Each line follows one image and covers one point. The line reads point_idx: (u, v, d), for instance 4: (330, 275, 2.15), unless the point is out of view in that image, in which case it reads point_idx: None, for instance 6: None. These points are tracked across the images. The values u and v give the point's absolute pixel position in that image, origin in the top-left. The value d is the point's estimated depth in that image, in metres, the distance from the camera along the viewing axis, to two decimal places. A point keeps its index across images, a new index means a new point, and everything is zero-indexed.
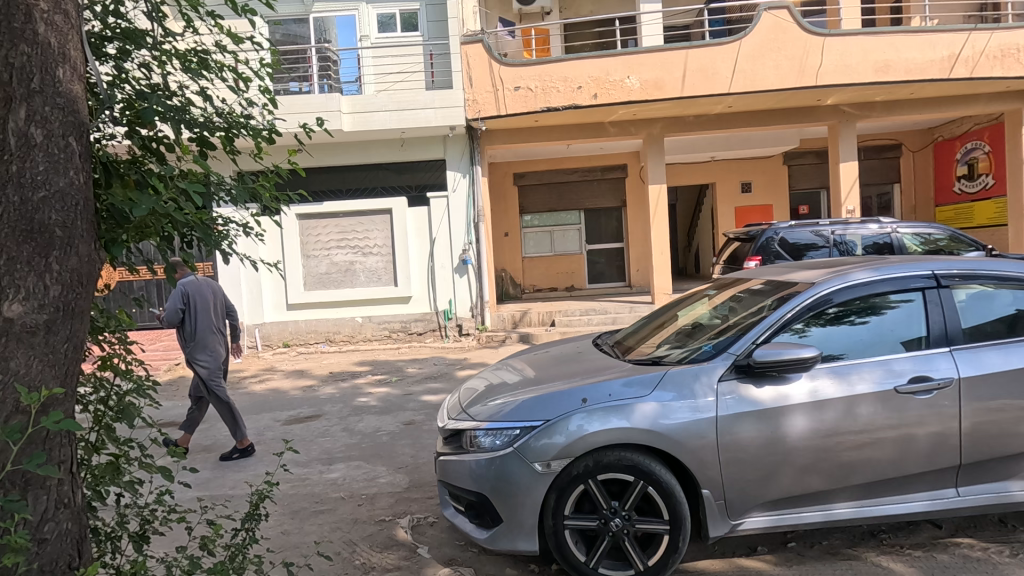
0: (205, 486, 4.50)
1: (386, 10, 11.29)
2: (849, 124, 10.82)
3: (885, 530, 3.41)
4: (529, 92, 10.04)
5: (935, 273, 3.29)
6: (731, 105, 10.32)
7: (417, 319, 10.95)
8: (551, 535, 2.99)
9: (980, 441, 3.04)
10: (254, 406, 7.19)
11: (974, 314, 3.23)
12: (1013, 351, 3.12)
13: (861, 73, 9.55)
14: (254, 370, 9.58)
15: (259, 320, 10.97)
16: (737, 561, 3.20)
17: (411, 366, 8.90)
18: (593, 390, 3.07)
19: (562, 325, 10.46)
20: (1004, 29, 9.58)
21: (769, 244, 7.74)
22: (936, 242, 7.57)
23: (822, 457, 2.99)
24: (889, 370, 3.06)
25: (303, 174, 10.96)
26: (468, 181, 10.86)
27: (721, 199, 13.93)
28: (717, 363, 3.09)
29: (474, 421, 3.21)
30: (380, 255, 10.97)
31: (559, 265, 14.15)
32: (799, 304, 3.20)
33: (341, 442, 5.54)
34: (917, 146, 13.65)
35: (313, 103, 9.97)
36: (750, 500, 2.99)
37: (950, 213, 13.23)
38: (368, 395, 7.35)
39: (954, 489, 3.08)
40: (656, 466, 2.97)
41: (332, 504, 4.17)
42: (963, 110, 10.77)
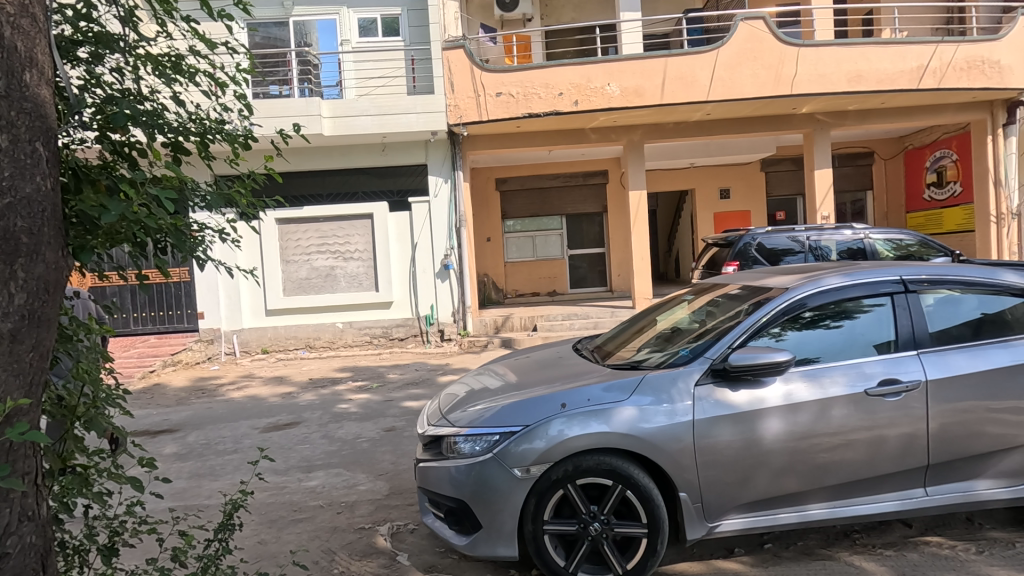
0: (179, 496, 4.42)
1: (367, 15, 11.25)
2: (824, 132, 11.06)
3: (859, 530, 3.48)
4: (510, 98, 10.08)
5: (904, 278, 3.38)
6: (710, 112, 10.50)
7: (398, 325, 10.91)
8: (531, 540, 2.99)
9: (947, 442, 3.13)
10: (231, 413, 7.08)
11: (941, 318, 3.33)
12: (978, 354, 3.22)
13: (834, 82, 9.80)
14: (232, 377, 9.43)
15: (238, 326, 10.82)
16: (715, 563, 3.24)
17: (393, 372, 8.82)
18: (572, 395, 3.09)
19: (545, 330, 10.47)
20: (969, 42, 9.91)
21: (747, 249, 7.88)
22: (907, 247, 7.75)
23: (797, 459, 3.05)
24: (860, 372, 3.14)
25: (279, 179, 10.87)
26: (450, 185, 10.83)
27: (701, 205, 14.14)
28: (693, 367, 3.13)
29: (455, 427, 3.21)
30: (361, 260, 10.90)
31: (541, 270, 14.21)
32: (773, 309, 3.26)
33: (321, 449, 5.48)
34: (888, 154, 14.05)
35: (293, 108, 9.90)
36: (727, 503, 3.03)
37: (920, 219, 13.51)
38: (348, 401, 7.28)
39: (923, 489, 3.16)
40: (634, 469, 3.00)
41: (311, 512, 4.12)
42: (932, 120, 11.12)
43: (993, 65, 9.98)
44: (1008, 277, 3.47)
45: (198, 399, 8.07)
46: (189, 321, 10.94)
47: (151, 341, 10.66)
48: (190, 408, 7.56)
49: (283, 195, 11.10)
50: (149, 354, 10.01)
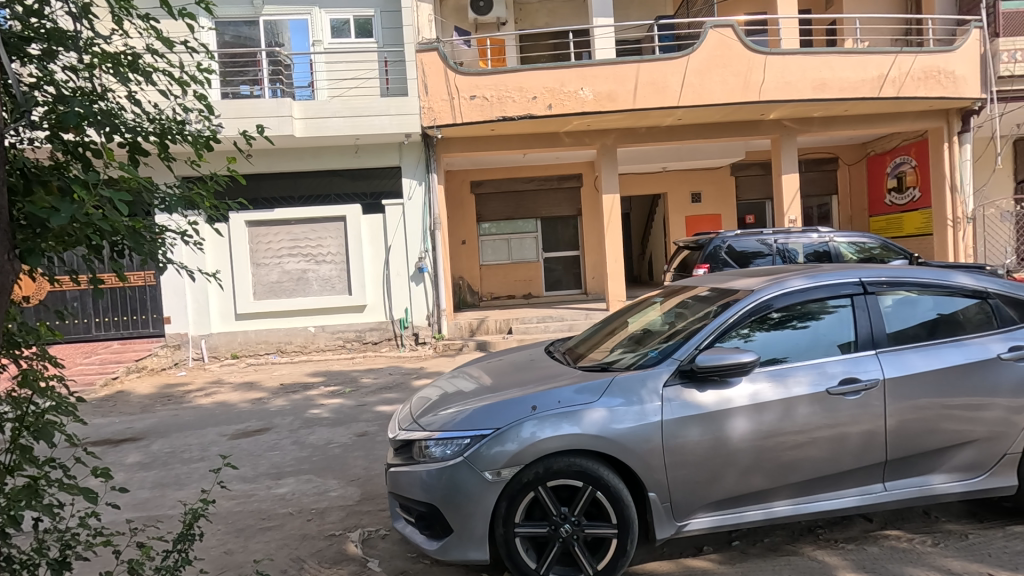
0: (139, 507, 4.28)
1: (340, 16, 11.15)
2: (790, 138, 11.35)
3: (822, 526, 3.57)
4: (484, 101, 10.09)
5: (864, 280, 3.50)
6: (681, 117, 10.68)
7: (372, 328, 10.79)
8: (503, 543, 3.00)
9: (905, 438, 3.23)
10: (198, 420, 6.91)
11: (898, 318, 3.44)
12: (934, 353, 3.33)
13: (800, 89, 10.06)
14: (200, 383, 9.19)
15: (206, 331, 10.58)
16: (684, 562, 3.28)
17: (366, 377, 8.72)
18: (543, 397, 3.10)
19: (519, 333, 10.49)
20: (926, 53, 10.30)
21: (717, 251, 8.04)
22: (870, 250, 7.98)
23: (763, 457, 3.11)
24: (822, 372, 3.22)
25: (244, 182, 10.64)
26: (424, 188, 10.78)
27: (673, 208, 14.36)
28: (662, 368, 3.18)
29: (426, 431, 3.20)
30: (333, 263, 10.78)
31: (516, 273, 14.24)
32: (741, 309, 3.34)
33: (291, 456, 5.39)
34: (852, 160, 14.52)
35: (263, 109, 9.70)
36: (694, 502, 3.08)
37: (882, 223, 13.91)
38: (320, 406, 7.17)
39: (882, 484, 3.26)
40: (604, 470, 3.03)
41: (279, 520, 4.04)
42: (892, 127, 11.50)
43: (948, 75, 10.40)
44: (961, 278, 3.61)
45: (164, 406, 7.85)
46: (154, 325, 10.62)
47: (114, 347, 10.36)
48: (155, 415, 7.35)
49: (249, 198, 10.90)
50: (112, 360, 9.69)
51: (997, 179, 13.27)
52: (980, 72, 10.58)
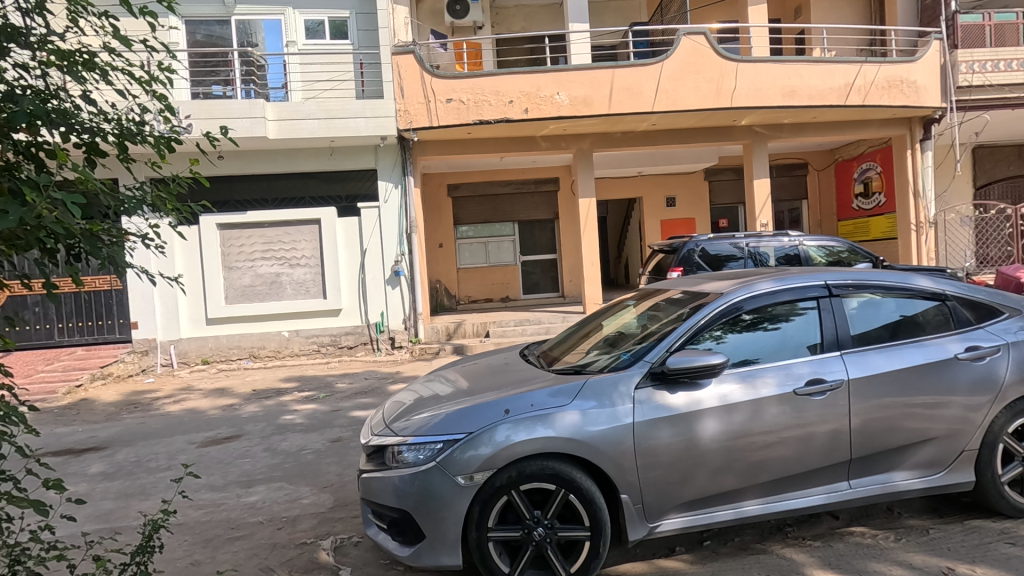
0: (100, 519, 4.15)
1: (315, 17, 11.02)
2: (762, 144, 11.58)
3: (791, 524, 3.64)
4: (461, 104, 10.09)
5: (829, 283, 3.59)
6: (656, 123, 10.82)
7: (347, 333, 10.65)
8: (476, 548, 2.98)
9: (869, 437, 3.32)
10: (166, 428, 6.73)
11: (862, 320, 3.54)
12: (897, 354, 3.43)
13: (770, 96, 10.30)
14: (169, 390, 8.95)
15: (175, 336, 10.32)
16: (657, 562, 3.31)
17: (341, 382, 8.60)
18: (516, 401, 3.10)
19: (497, 336, 10.50)
20: (890, 63, 10.64)
21: (691, 255, 8.17)
22: (838, 254, 8.18)
23: (732, 457, 3.16)
24: (790, 373, 3.29)
25: (206, 184, 10.39)
26: (400, 191, 10.69)
27: (648, 212, 14.55)
28: (633, 371, 3.21)
29: (398, 436, 3.17)
30: (308, 267, 10.64)
31: (494, 276, 14.24)
32: (711, 312, 3.39)
33: (262, 463, 5.29)
34: (821, 166, 14.91)
35: (234, 109, 9.51)
36: (666, 503, 3.11)
37: (849, 227, 14.28)
38: (293, 412, 7.05)
39: (847, 482, 3.34)
40: (577, 473, 3.04)
41: (249, 529, 3.96)
42: (859, 134, 11.81)
43: (910, 85, 10.77)
44: (921, 281, 3.73)
45: (130, 414, 7.62)
46: (121, 331, 10.33)
47: (78, 353, 10.02)
48: (120, 423, 7.13)
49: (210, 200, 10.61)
50: (75, 367, 9.38)
51: (957, 185, 13.77)
52: (939, 83, 11.03)
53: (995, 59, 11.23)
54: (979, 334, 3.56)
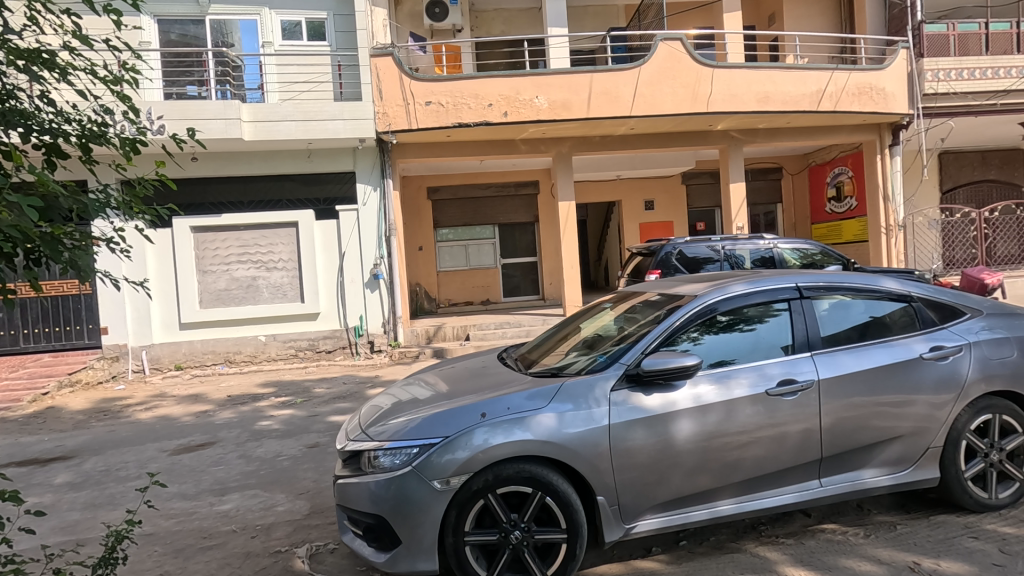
0: (65, 530, 4.03)
1: (291, 18, 10.90)
2: (737, 148, 11.76)
3: (765, 522, 3.69)
4: (439, 107, 10.07)
5: (801, 285, 3.66)
6: (634, 127, 10.92)
7: (325, 337, 10.53)
8: (452, 553, 2.97)
9: (839, 436, 3.39)
10: (137, 436, 6.56)
11: (833, 321, 3.61)
12: (866, 354, 3.51)
13: (744, 102, 10.47)
14: (141, 396, 8.74)
15: (147, 341, 10.08)
16: (633, 563, 3.33)
17: (319, 386, 8.49)
18: (492, 404, 3.10)
19: (477, 339, 10.49)
20: (860, 70, 10.92)
21: (668, 258, 8.29)
22: (811, 256, 8.35)
23: (707, 457, 3.20)
24: (763, 373, 3.35)
25: (173, 186, 10.14)
26: (379, 194, 10.62)
27: (627, 215, 14.69)
28: (609, 373, 3.24)
29: (375, 441, 3.14)
30: (285, 270, 10.50)
31: (474, 279, 14.22)
32: (687, 313, 3.44)
33: (236, 470, 5.18)
34: (795, 170, 15.24)
35: (208, 110, 9.35)
36: (642, 504, 3.14)
37: (822, 230, 14.58)
38: (269, 418, 6.94)
39: (818, 480, 3.40)
40: (554, 476, 3.04)
41: (222, 538, 3.88)
42: (831, 139, 12.09)
43: (879, 92, 11.07)
44: (888, 283, 3.82)
45: (99, 421, 7.42)
46: (91, 336, 10.07)
47: (44, 359, 9.73)
48: (89, 432, 6.94)
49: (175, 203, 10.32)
50: (41, 374, 9.11)
51: (924, 189, 14.19)
52: (907, 90, 11.35)
53: (959, 68, 11.61)
54: (943, 334, 3.66)
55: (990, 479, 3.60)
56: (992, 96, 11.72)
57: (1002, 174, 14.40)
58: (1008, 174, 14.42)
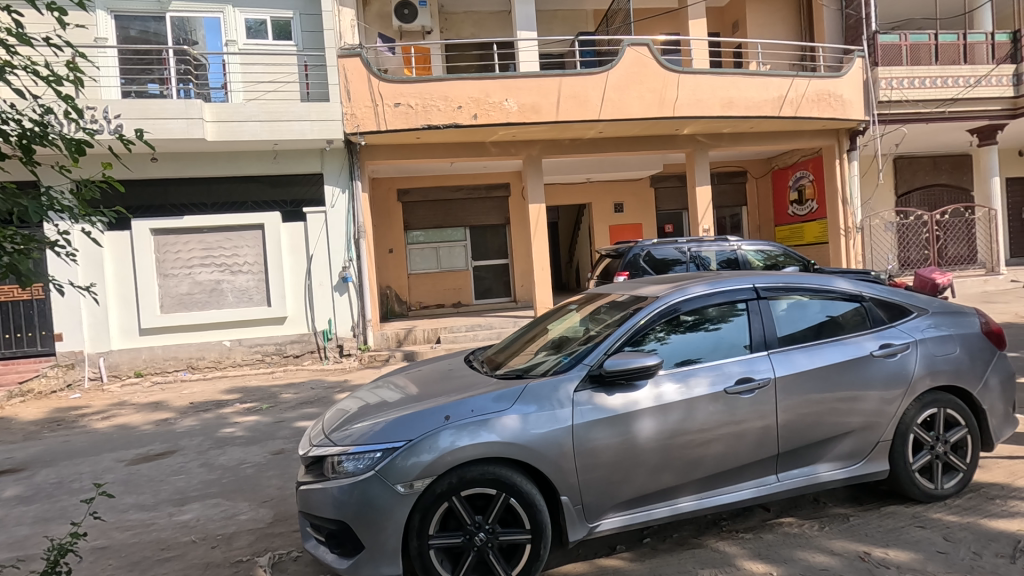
0: (12, 547, 3.86)
1: (255, 16, 10.71)
2: (703, 152, 12.01)
3: (726, 518, 3.78)
4: (409, 109, 10.02)
5: (758, 286, 3.77)
6: (602, 131, 11.05)
7: (293, 341, 10.34)
8: (417, 557, 2.96)
9: (795, 432, 3.49)
10: (93, 446, 6.34)
11: (790, 321, 3.73)
12: (819, 352, 3.63)
13: (710, 107, 10.71)
14: (99, 405, 8.44)
15: (104, 348, 9.74)
16: (598, 562, 3.37)
17: (286, 392, 8.33)
18: (457, 407, 3.10)
19: (448, 342, 10.46)
20: (819, 78, 11.28)
21: (637, 259, 8.42)
22: (775, 257, 8.57)
23: (668, 455, 3.26)
24: (722, 372, 3.43)
25: (120, 188, 9.73)
26: (348, 196, 10.50)
27: (597, 217, 14.85)
28: (573, 374, 3.27)
29: (338, 446, 3.11)
30: (251, 274, 10.29)
31: (445, 281, 14.17)
32: (649, 313, 3.50)
33: (197, 479, 5.05)
34: (759, 173, 15.66)
35: (168, 110, 9.09)
36: (605, 503, 3.18)
37: (785, 232, 14.98)
38: (233, 425, 6.78)
39: (775, 475, 3.50)
40: (518, 477, 3.06)
41: (181, 549, 3.78)
42: (792, 144, 12.44)
43: (837, 99, 11.46)
44: (842, 283, 3.96)
45: (52, 432, 7.14)
46: (44, 344, 9.66)
47: None
48: (41, 443, 6.66)
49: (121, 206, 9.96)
50: None
51: (881, 193, 14.75)
52: (863, 98, 11.81)
53: (911, 77, 12.16)
54: (892, 332, 3.80)
55: (936, 471, 3.76)
56: (941, 104, 12.30)
57: (952, 178, 15.07)
58: (958, 178, 15.09)
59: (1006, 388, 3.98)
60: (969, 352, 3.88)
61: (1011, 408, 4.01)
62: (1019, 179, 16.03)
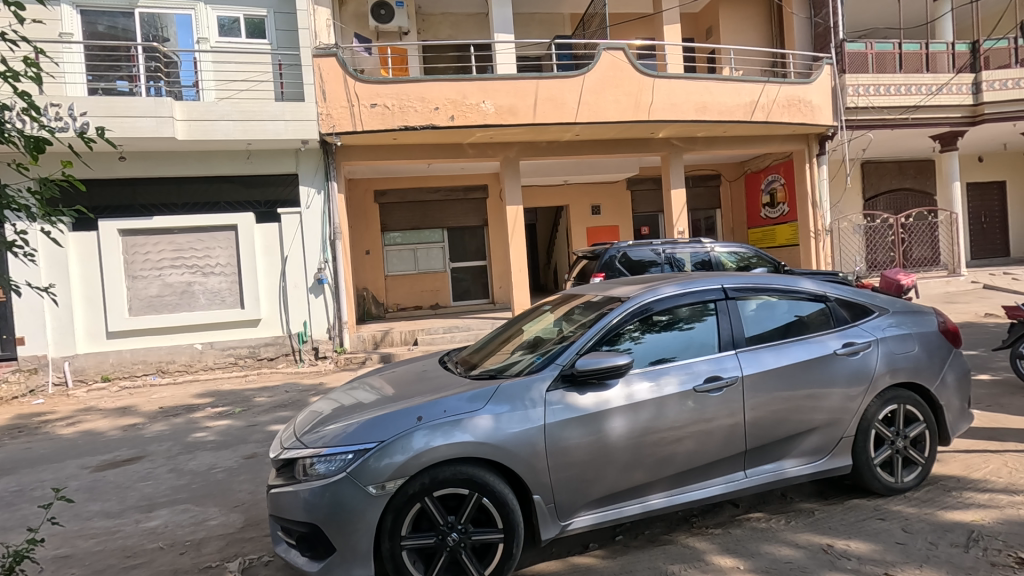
0: None
1: (229, 14, 10.55)
2: (677, 155, 12.20)
3: (696, 514, 3.85)
4: (385, 110, 9.96)
5: (727, 287, 3.85)
6: (579, 133, 11.14)
7: (267, 344, 10.18)
8: (389, 558, 2.95)
9: (762, 429, 3.58)
10: (57, 453, 6.15)
11: (758, 321, 3.82)
12: (786, 351, 3.73)
13: (684, 111, 10.89)
14: (64, 411, 8.19)
15: (69, 352, 9.47)
16: (571, 560, 3.40)
17: (260, 395, 8.21)
18: (430, 407, 3.11)
19: (425, 344, 10.44)
20: (789, 84, 11.56)
21: (613, 260, 8.52)
22: (747, 259, 8.75)
23: (639, 453, 3.31)
24: (692, 371, 3.49)
25: (81, 187, 9.43)
26: (323, 197, 10.40)
27: (574, 219, 14.97)
28: (545, 374, 3.31)
29: (310, 448, 3.08)
30: (223, 275, 10.11)
31: (423, 283, 14.12)
32: (623, 313, 3.56)
33: (166, 485, 4.94)
34: (732, 177, 15.97)
35: (137, 108, 8.89)
36: (577, 501, 3.22)
37: (758, 234, 15.29)
38: (204, 429, 6.66)
39: (743, 472, 3.58)
40: (490, 477, 3.07)
41: (148, 556, 3.70)
42: (764, 148, 12.72)
43: (806, 104, 11.75)
44: (808, 284, 4.07)
45: (13, 439, 6.91)
46: (5, 348, 9.36)
47: None
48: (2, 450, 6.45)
49: (84, 206, 9.69)
50: None
51: (849, 196, 15.18)
52: (831, 103, 12.13)
53: (877, 84, 12.58)
54: (855, 332, 3.92)
55: (896, 465, 3.89)
56: (905, 111, 12.74)
57: (916, 182, 15.58)
58: (922, 183, 15.60)
59: (962, 385, 4.13)
60: (927, 350, 4.02)
61: (966, 404, 4.17)
62: (979, 183, 16.67)
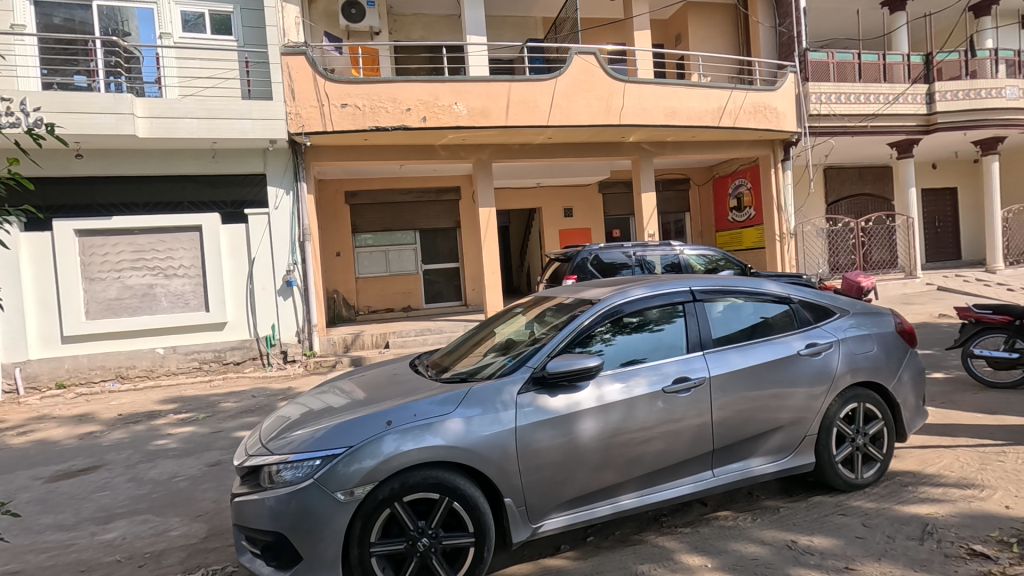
0: None
1: (193, 9, 10.25)
2: (648, 159, 12.39)
3: (666, 514, 3.90)
4: (356, 110, 9.83)
5: (695, 289, 3.91)
6: (552, 136, 11.21)
7: (233, 348, 9.90)
8: (358, 565, 2.90)
9: (729, 428, 3.65)
10: (7, 464, 5.87)
11: (725, 323, 3.89)
12: (752, 352, 3.81)
13: (654, 115, 11.06)
14: (15, 419, 7.83)
15: (21, 358, 9.07)
16: (542, 562, 3.40)
17: (226, 401, 7.99)
18: (400, 411, 3.07)
19: (397, 347, 10.35)
20: (755, 91, 11.85)
21: (584, 263, 8.59)
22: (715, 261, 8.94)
23: (610, 453, 3.34)
24: (661, 372, 3.54)
25: (31, 186, 9.01)
26: (292, 197, 10.22)
27: (547, 222, 15.05)
28: (516, 377, 3.31)
29: (276, 455, 3.01)
30: (187, 277, 9.82)
31: (395, 285, 13.98)
32: (593, 314, 3.58)
33: (125, 495, 4.77)
34: (701, 181, 16.29)
35: (95, 104, 8.58)
36: (549, 503, 3.22)
37: (725, 237, 15.63)
38: (166, 437, 6.44)
39: (710, 471, 3.64)
40: (461, 481, 3.05)
41: (104, 570, 3.56)
42: (731, 153, 13.02)
43: (772, 111, 12.06)
44: (772, 286, 4.17)
45: None
46: None
47: None
48: None
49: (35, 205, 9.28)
50: None
51: (812, 201, 15.65)
52: (795, 110, 12.48)
53: (838, 92, 13.04)
54: (817, 333, 4.03)
55: (856, 461, 4.02)
56: (863, 119, 13.22)
57: (875, 188, 16.17)
58: (880, 188, 16.20)
59: (917, 383, 4.29)
60: (885, 349, 4.17)
61: (922, 401, 4.33)
62: (933, 189, 17.41)
